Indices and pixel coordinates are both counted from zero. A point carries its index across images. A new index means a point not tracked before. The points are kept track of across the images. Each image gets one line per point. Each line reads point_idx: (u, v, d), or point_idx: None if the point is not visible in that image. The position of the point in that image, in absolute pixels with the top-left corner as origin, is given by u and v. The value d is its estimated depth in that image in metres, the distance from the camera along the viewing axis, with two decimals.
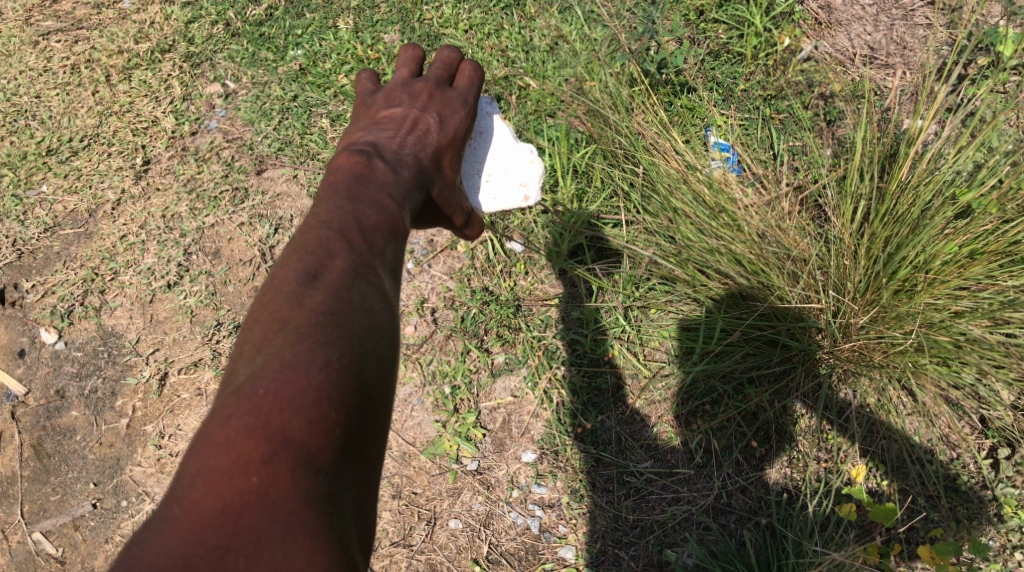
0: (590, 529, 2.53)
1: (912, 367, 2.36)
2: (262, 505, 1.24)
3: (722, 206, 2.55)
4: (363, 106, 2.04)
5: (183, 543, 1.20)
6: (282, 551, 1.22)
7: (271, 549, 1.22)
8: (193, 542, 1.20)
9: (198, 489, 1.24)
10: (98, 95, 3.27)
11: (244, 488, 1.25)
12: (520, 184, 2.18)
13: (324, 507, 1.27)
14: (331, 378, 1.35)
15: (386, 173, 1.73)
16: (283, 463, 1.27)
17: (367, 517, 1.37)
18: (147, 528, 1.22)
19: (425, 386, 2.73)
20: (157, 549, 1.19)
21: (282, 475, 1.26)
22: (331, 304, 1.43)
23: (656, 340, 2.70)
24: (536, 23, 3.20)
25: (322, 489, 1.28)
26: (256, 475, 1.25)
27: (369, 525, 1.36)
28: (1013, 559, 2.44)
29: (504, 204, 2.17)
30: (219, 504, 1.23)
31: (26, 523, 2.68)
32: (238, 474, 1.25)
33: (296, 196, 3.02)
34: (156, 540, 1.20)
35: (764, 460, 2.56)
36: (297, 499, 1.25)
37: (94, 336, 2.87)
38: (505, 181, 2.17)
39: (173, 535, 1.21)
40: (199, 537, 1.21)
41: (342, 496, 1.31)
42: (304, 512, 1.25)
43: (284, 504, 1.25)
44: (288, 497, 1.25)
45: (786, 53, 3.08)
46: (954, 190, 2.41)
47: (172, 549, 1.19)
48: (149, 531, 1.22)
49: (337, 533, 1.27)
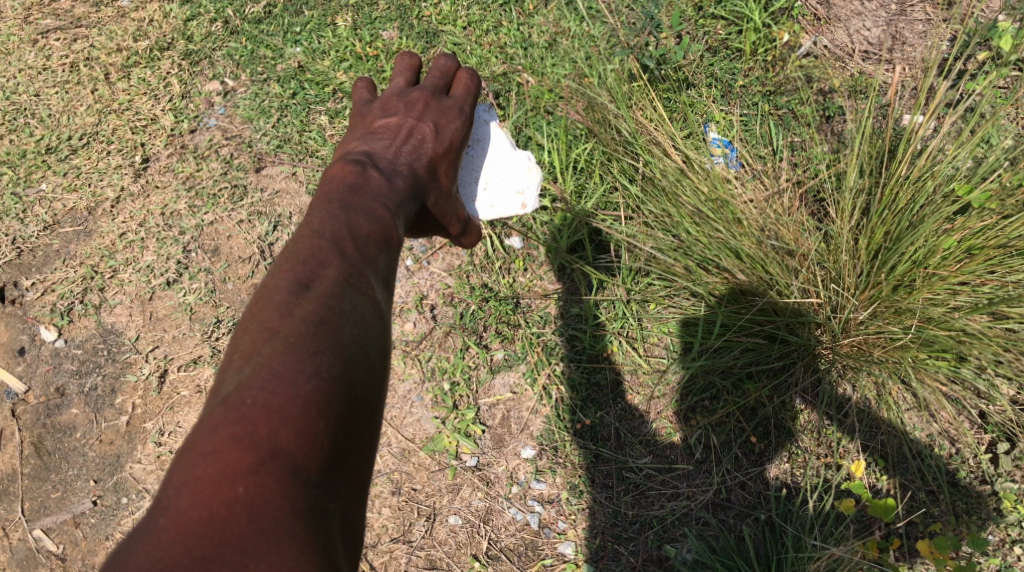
0: (590, 525, 2.53)
1: (912, 362, 2.39)
2: (248, 516, 1.23)
3: (722, 200, 2.56)
4: (359, 114, 2.04)
5: (166, 553, 1.18)
6: (268, 561, 1.20)
7: (256, 560, 1.20)
8: (178, 552, 1.18)
9: (184, 498, 1.23)
10: (97, 93, 3.27)
11: (231, 498, 1.24)
12: (517, 192, 2.17)
13: (311, 518, 1.27)
14: (319, 388, 1.35)
15: (381, 182, 1.74)
16: (269, 473, 1.26)
17: (355, 531, 1.36)
18: (130, 539, 1.21)
19: (425, 383, 2.72)
20: (140, 559, 1.17)
21: (269, 485, 1.26)
22: (322, 314, 1.44)
23: (656, 336, 2.70)
24: (536, 19, 3.19)
25: (309, 500, 1.28)
26: (242, 485, 1.25)
27: (356, 539, 1.35)
28: (1013, 554, 2.42)
29: (501, 212, 2.16)
30: (205, 514, 1.22)
31: (28, 520, 2.69)
32: (225, 483, 1.24)
33: (295, 193, 3.02)
34: (140, 550, 1.18)
35: (763, 455, 2.55)
36: (284, 509, 1.25)
37: (94, 333, 2.87)
38: (502, 189, 2.16)
39: (158, 545, 1.18)
40: (184, 547, 1.19)
41: (329, 508, 1.30)
42: (290, 523, 1.24)
43: (271, 514, 1.24)
44: (274, 507, 1.24)
45: (785, 49, 3.09)
46: (954, 186, 2.39)
47: (156, 559, 1.17)
48: (134, 541, 1.20)
49: (324, 545, 1.26)
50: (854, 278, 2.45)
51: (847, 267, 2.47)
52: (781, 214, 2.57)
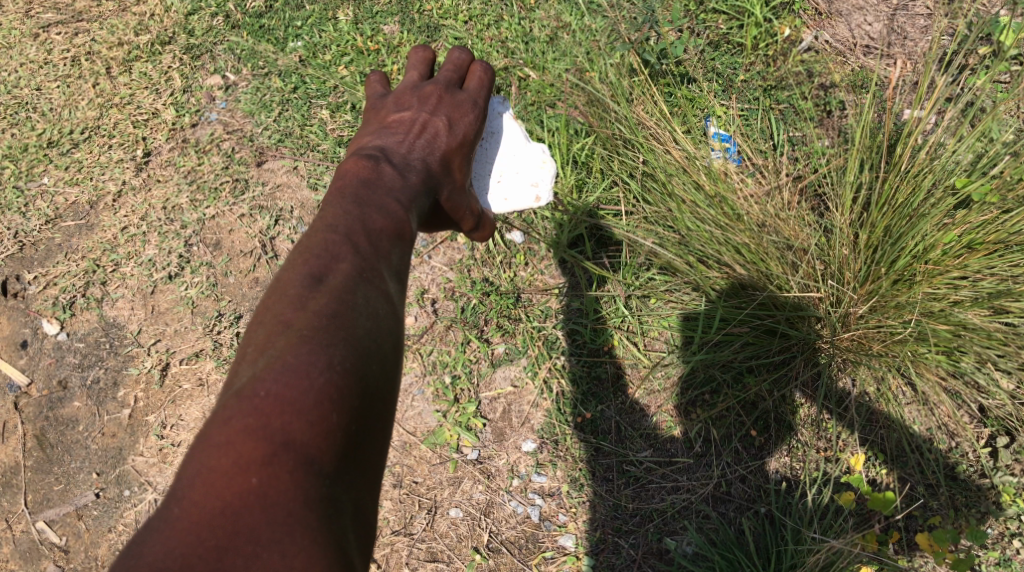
0: (590, 518, 2.54)
1: (912, 356, 2.39)
2: (261, 506, 1.23)
3: (721, 195, 2.57)
4: (372, 109, 2.05)
5: (181, 543, 1.19)
6: (281, 552, 1.21)
7: (270, 551, 1.21)
8: (192, 543, 1.19)
9: (197, 490, 1.24)
10: (99, 87, 3.28)
11: (244, 489, 1.24)
12: (532, 184, 2.17)
13: (325, 509, 1.27)
14: (333, 380, 1.36)
15: (394, 177, 1.74)
16: (283, 464, 1.27)
17: (369, 523, 1.36)
18: (146, 530, 1.22)
19: (425, 376, 2.73)
20: (155, 550, 1.18)
21: (282, 476, 1.26)
22: (335, 307, 1.45)
23: (656, 330, 2.71)
24: (537, 14, 3.18)
25: (322, 490, 1.28)
26: (255, 476, 1.25)
27: (368, 531, 1.36)
28: (1011, 547, 2.44)
29: (515, 205, 2.16)
30: (219, 505, 1.23)
31: (30, 512, 2.70)
32: (239, 475, 1.25)
33: (296, 187, 3.03)
34: (155, 541, 1.19)
35: (763, 449, 2.57)
36: (298, 500, 1.25)
37: (96, 327, 2.88)
38: (516, 182, 2.16)
39: (173, 536, 1.20)
40: (198, 538, 1.20)
41: (342, 499, 1.31)
42: (303, 513, 1.25)
43: (283, 505, 1.24)
44: (288, 498, 1.25)
45: (786, 43, 3.06)
46: (954, 180, 2.39)
47: (171, 549, 1.18)
48: (149, 531, 1.21)
49: (337, 535, 1.27)
50: (855, 272, 2.46)
51: (847, 261, 2.48)
52: (781, 209, 2.59)
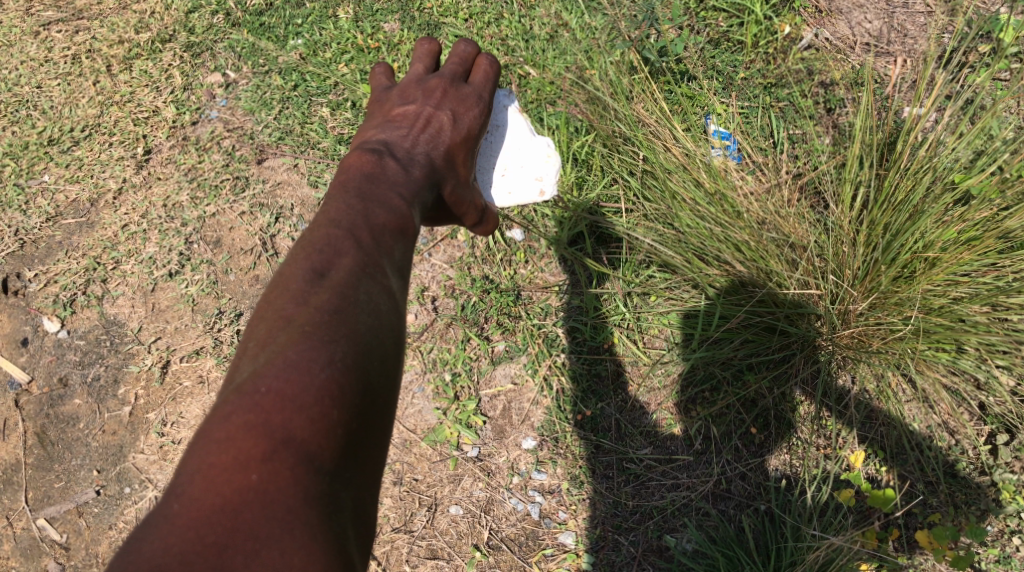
0: (590, 515, 2.55)
1: (910, 353, 2.38)
2: (261, 502, 1.24)
3: (721, 192, 2.57)
4: (377, 102, 2.05)
5: (181, 539, 1.19)
6: (281, 549, 1.22)
7: (269, 547, 1.21)
8: (191, 538, 1.19)
9: (197, 485, 1.24)
10: (99, 85, 3.28)
11: (244, 485, 1.25)
12: (536, 178, 2.16)
13: (325, 506, 1.28)
14: (333, 376, 1.36)
15: (397, 172, 1.74)
16: (283, 461, 1.27)
17: (369, 520, 1.37)
18: (145, 525, 1.22)
19: (425, 374, 2.74)
20: (154, 545, 1.18)
21: (282, 472, 1.27)
22: (336, 303, 1.45)
23: (656, 328, 2.71)
24: (537, 11, 3.18)
25: (322, 487, 1.29)
26: (256, 473, 1.26)
27: (368, 528, 1.36)
28: (1011, 544, 2.43)
29: (518, 199, 2.16)
30: (219, 501, 1.23)
31: (31, 510, 2.71)
32: (239, 471, 1.26)
33: (296, 185, 3.03)
34: (154, 535, 1.19)
35: (763, 447, 2.57)
36: (297, 497, 1.26)
37: (96, 325, 2.88)
38: (520, 176, 2.16)
39: (172, 531, 1.20)
40: (197, 534, 1.20)
41: (342, 496, 1.31)
42: (303, 510, 1.25)
43: (283, 502, 1.25)
44: (288, 494, 1.25)
45: (786, 41, 3.07)
46: (954, 177, 2.39)
47: (170, 544, 1.18)
48: (148, 527, 1.21)
49: (337, 532, 1.27)
50: (854, 269, 2.45)
51: (847, 258, 2.47)
52: (781, 206, 2.58)
